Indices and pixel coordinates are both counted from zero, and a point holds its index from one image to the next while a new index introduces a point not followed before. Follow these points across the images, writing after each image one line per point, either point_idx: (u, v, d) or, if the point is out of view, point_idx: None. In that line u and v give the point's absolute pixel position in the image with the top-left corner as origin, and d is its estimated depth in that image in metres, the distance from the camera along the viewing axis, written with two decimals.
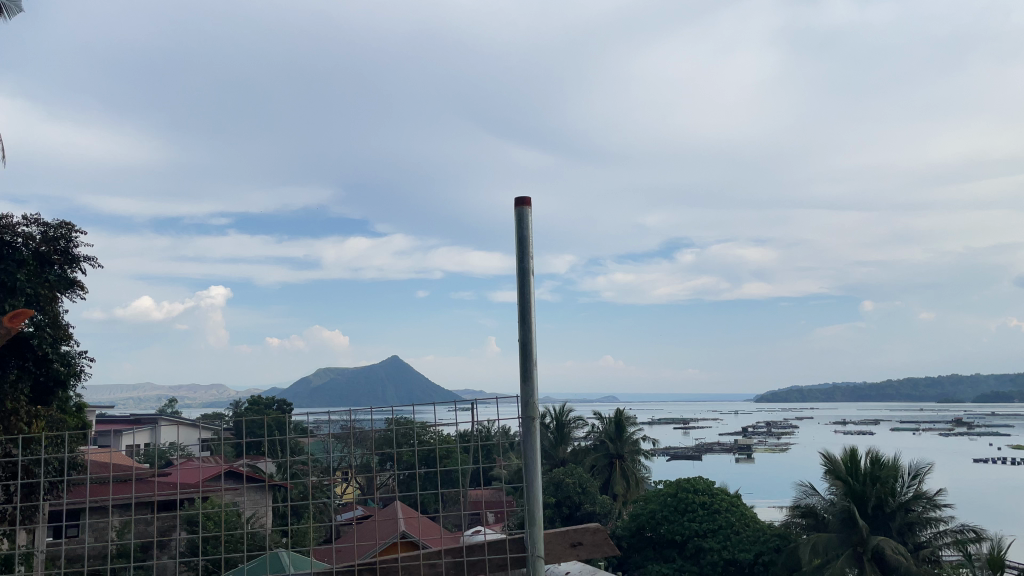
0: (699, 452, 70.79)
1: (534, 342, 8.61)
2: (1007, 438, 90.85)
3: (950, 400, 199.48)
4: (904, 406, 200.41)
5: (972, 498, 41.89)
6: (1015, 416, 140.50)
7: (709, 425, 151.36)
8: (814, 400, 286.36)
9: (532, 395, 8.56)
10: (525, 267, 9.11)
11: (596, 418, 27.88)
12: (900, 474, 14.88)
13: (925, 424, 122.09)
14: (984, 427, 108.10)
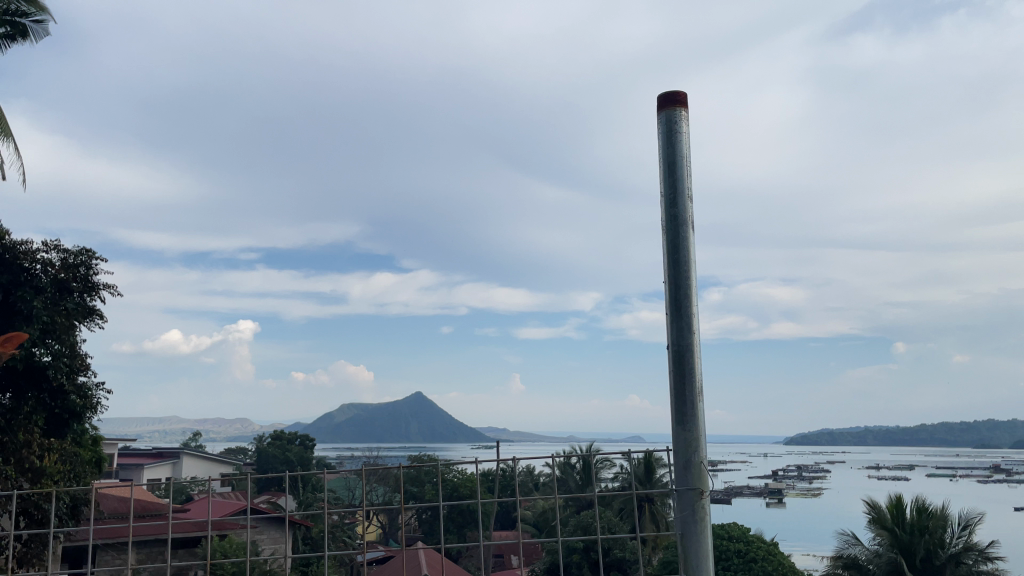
0: (728, 495, 69.42)
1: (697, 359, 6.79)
2: None
3: (988, 446, 193.99)
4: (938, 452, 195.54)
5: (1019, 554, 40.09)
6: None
7: (738, 467, 148.78)
8: (846, 444, 280.52)
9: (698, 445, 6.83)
10: (677, 216, 7.03)
11: (623, 458, 27.33)
12: (950, 524, 14.15)
13: (963, 470, 119.04)
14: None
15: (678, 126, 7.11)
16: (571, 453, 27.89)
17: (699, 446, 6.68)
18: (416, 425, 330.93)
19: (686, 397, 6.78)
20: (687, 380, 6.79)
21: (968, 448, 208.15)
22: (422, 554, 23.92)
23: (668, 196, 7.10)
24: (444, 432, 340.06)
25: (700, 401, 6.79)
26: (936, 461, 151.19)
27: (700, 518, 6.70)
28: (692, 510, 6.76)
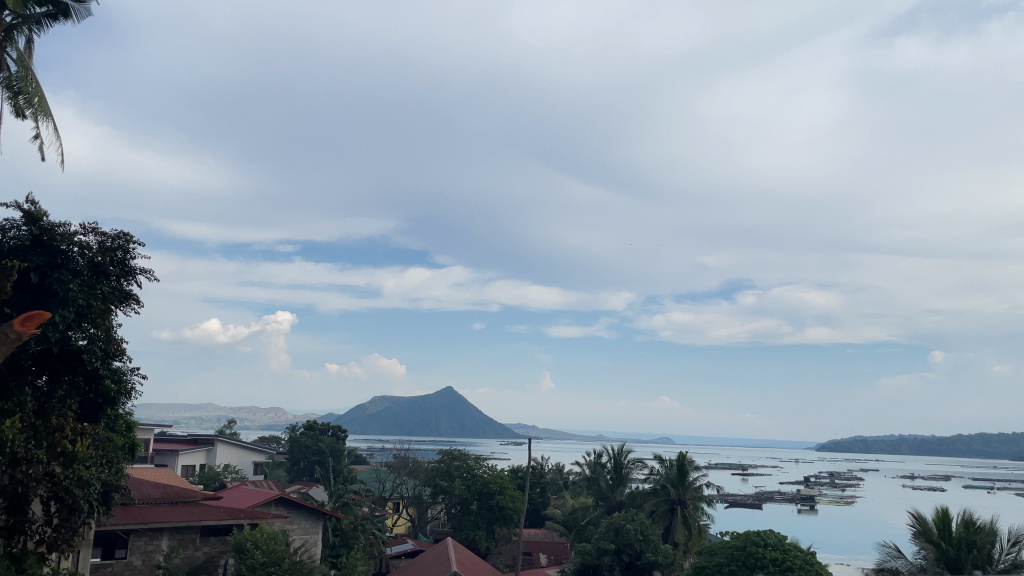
0: (758, 501, 68.75)
1: None
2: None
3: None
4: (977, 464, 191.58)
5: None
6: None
7: (770, 472, 147.27)
8: (880, 452, 276.08)
9: None
10: None
11: (655, 460, 27.08)
12: (999, 541, 13.72)
13: (1002, 483, 116.34)
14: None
15: None
16: (600, 454, 27.79)
17: None
18: (447, 419, 332.23)
19: None
20: None
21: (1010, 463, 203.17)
22: (451, 547, 23.87)
23: None
24: (473, 427, 341.01)
25: None
26: (975, 473, 147.93)
27: None
28: None
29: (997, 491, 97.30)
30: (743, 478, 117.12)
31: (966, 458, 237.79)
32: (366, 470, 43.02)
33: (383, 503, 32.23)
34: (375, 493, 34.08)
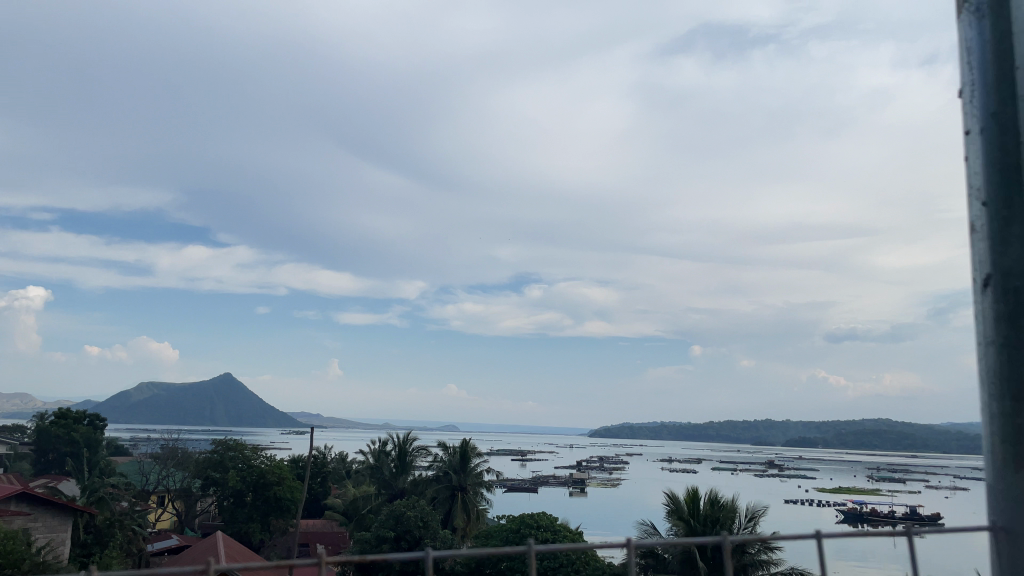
0: (534, 485, 72.02)
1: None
2: (815, 484, 99.15)
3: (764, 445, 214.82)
4: (722, 447, 214.28)
5: (801, 558, 44.54)
6: (816, 465, 152.61)
7: (546, 458, 154.65)
8: (644, 438, 300.24)
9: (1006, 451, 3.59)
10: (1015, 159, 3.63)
11: (438, 448, 27.48)
12: (737, 516, 15.50)
13: (742, 465, 131.09)
14: (794, 473, 117.58)
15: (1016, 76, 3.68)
16: (385, 442, 27.79)
17: None
18: (222, 407, 314.38)
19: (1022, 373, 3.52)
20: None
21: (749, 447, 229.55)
22: (221, 541, 22.68)
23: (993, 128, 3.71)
24: (252, 415, 325.71)
25: None
26: (721, 456, 165.30)
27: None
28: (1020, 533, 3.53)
29: (738, 473, 109.60)
30: (521, 464, 122.15)
31: (715, 443, 264.92)
32: (127, 461, 39.60)
33: (146, 498, 29.90)
34: (136, 487, 31.50)
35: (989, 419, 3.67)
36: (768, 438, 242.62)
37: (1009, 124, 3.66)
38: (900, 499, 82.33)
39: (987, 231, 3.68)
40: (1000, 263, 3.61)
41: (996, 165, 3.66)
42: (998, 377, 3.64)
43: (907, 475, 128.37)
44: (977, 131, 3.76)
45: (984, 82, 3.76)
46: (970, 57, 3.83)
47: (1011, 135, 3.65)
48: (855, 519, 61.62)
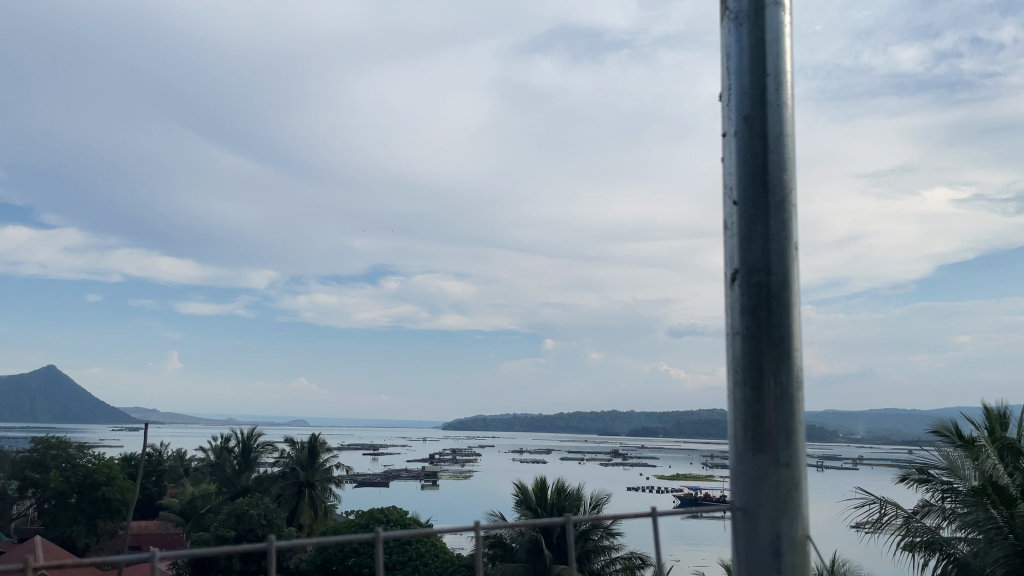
0: (385, 479, 71.21)
1: (792, 310, 3.57)
2: (655, 471, 104.54)
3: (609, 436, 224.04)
4: (570, 439, 221.33)
5: (639, 542, 46.96)
6: (656, 454, 161.07)
7: (398, 452, 153.50)
8: (496, 430, 305.06)
9: (747, 435, 3.53)
10: (763, 146, 3.64)
11: (286, 444, 26.59)
12: (582, 504, 16.04)
13: (589, 455, 135.96)
14: (635, 462, 123.33)
15: (766, 68, 3.71)
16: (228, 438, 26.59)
17: (793, 458, 3.47)
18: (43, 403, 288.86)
19: (765, 367, 3.50)
20: (769, 356, 3.49)
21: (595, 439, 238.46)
22: (37, 546, 20.81)
23: (744, 115, 3.71)
24: (78, 412, 301.45)
25: (796, 409, 3.55)
26: (569, 447, 170.76)
27: (788, 524, 3.46)
28: (765, 524, 3.47)
29: (584, 463, 113.56)
30: (372, 458, 120.43)
31: (563, 435, 273.32)
32: None
33: None
34: None
35: (734, 408, 3.58)
36: (613, 429, 252.99)
37: (758, 126, 3.67)
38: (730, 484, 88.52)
39: (736, 228, 3.66)
40: (746, 263, 3.60)
41: (748, 164, 3.66)
42: (742, 371, 3.58)
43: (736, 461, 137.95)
44: (731, 132, 3.75)
45: (739, 80, 3.76)
46: (725, 53, 3.83)
47: (760, 138, 3.66)
48: (691, 504, 65.67)
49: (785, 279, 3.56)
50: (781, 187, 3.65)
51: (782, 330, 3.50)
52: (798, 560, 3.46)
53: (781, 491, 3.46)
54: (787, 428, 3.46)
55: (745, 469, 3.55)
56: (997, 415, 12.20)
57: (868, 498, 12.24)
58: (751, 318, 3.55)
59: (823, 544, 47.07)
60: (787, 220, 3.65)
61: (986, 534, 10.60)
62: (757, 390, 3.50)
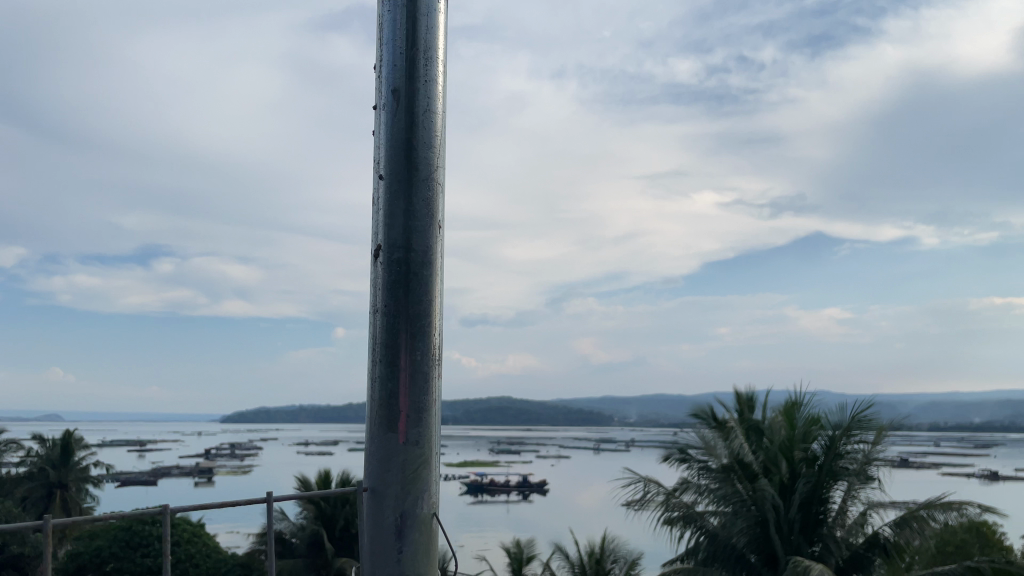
0: (154, 477, 66.06)
1: (434, 281, 2.98)
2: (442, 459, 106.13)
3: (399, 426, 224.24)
4: (360, 428, 218.82)
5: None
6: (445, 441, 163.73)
7: (171, 446, 143.34)
8: (282, 422, 294.29)
9: (375, 417, 2.90)
10: (410, 103, 2.99)
11: (34, 443, 23.89)
12: None
13: (378, 445, 135.29)
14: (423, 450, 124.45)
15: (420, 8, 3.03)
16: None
17: (422, 443, 2.87)
18: None
19: (401, 347, 2.87)
20: (405, 332, 2.87)
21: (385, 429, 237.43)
22: None
23: (392, 60, 3.03)
24: None
25: (433, 392, 2.95)
26: (358, 437, 168.89)
27: (418, 516, 2.86)
28: (389, 523, 2.84)
29: None
30: (138, 454, 110.89)
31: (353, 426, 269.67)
32: None
33: None
34: None
35: (367, 388, 2.93)
36: None
37: (406, 102, 2.99)
38: (513, 469, 91.86)
39: (379, 203, 2.98)
40: (389, 237, 2.95)
41: (395, 129, 2.99)
42: (378, 350, 2.93)
43: (521, 446, 143.70)
44: (381, 105, 3.03)
45: (391, 52, 3.02)
46: (376, 22, 3.04)
47: (407, 112, 2.99)
48: (476, 490, 66.81)
49: (427, 248, 2.95)
50: (429, 150, 3.01)
51: (420, 307, 2.90)
52: (425, 552, 2.87)
53: (410, 489, 2.85)
54: (421, 408, 2.86)
55: (370, 460, 2.90)
56: (745, 397, 13.43)
57: (635, 478, 13.08)
58: (388, 291, 2.90)
59: (593, 522, 50.33)
60: (435, 200, 3.04)
61: (733, 506, 12.03)
62: (390, 370, 2.88)
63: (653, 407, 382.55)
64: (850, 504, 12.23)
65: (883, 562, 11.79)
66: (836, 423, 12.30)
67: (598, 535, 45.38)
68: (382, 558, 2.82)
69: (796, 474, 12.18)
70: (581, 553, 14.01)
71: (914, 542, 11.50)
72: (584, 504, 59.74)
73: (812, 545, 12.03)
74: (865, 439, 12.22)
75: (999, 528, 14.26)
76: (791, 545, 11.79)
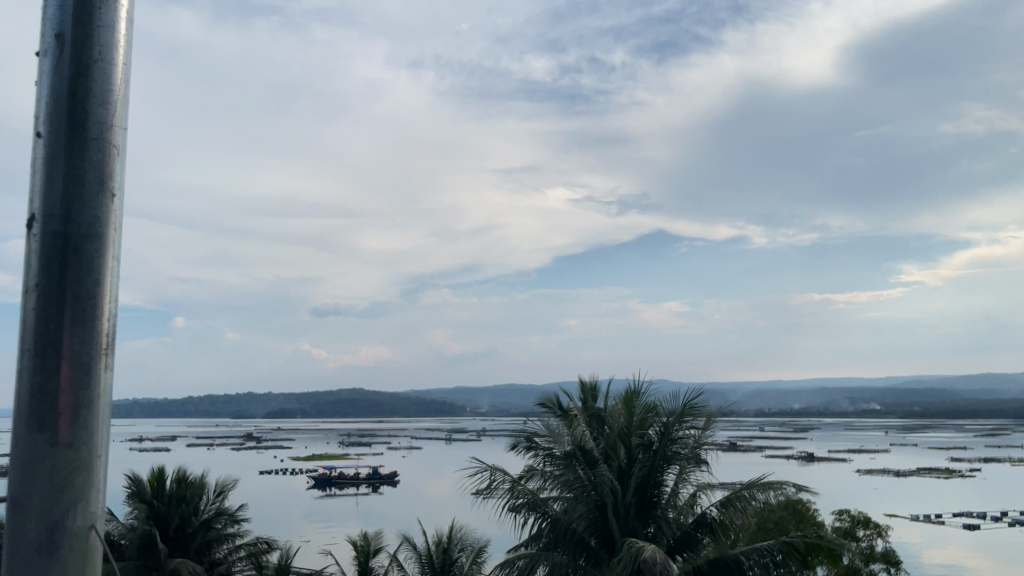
0: None
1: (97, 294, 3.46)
2: (290, 453, 103.11)
3: (245, 422, 215.16)
4: (201, 424, 207.99)
5: (268, 527, 45.43)
6: (293, 435, 158.95)
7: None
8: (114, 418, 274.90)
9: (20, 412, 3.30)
10: (74, 135, 3.44)
11: None
12: (206, 492, 15.66)
13: (220, 440, 129.44)
14: (270, 445, 120.38)
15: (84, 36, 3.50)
16: None
17: (85, 445, 3.32)
18: None
19: (54, 359, 3.30)
20: (59, 333, 3.31)
21: (229, 423, 227.14)
22: None
23: (62, 91, 3.47)
24: None
25: (97, 394, 3.43)
26: (198, 433, 160.58)
27: (68, 505, 3.30)
28: (43, 500, 3.27)
29: (213, 448, 107.60)
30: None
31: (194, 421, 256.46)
32: None
33: None
34: None
35: (17, 387, 3.29)
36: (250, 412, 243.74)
37: (71, 130, 3.44)
38: (365, 461, 90.81)
39: (34, 221, 3.40)
40: (45, 207, 3.41)
41: (51, 158, 3.42)
42: (29, 349, 3.33)
43: (372, 438, 142.15)
44: (38, 134, 3.45)
45: (51, 76, 3.47)
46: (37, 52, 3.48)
47: (72, 142, 3.43)
48: (324, 484, 65.60)
49: (94, 257, 3.42)
50: (93, 169, 3.48)
51: (80, 311, 3.36)
52: (78, 543, 3.33)
53: (67, 479, 3.30)
54: (76, 404, 3.30)
55: (18, 456, 3.28)
56: (589, 386, 13.88)
57: (482, 467, 13.30)
58: (47, 305, 3.33)
59: (442, 511, 50.87)
60: (106, 212, 3.51)
61: (574, 492, 12.46)
62: (44, 376, 3.29)
63: (507, 398, 388.74)
64: (682, 486, 13.03)
65: (710, 540, 12.65)
66: (670, 410, 13.00)
67: (446, 525, 45.65)
68: (22, 549, 3.23)
69: (633, 459, 12.76)
70: (428, 543, 14.05)
71: (737, 521, 12.39)
72: (434, 494, 60.22)
73: (646, 526, 12.67)
74: (696, 425, 13.02)
75: (813, 504, 15.61)
76: (627, 527, 12.40)
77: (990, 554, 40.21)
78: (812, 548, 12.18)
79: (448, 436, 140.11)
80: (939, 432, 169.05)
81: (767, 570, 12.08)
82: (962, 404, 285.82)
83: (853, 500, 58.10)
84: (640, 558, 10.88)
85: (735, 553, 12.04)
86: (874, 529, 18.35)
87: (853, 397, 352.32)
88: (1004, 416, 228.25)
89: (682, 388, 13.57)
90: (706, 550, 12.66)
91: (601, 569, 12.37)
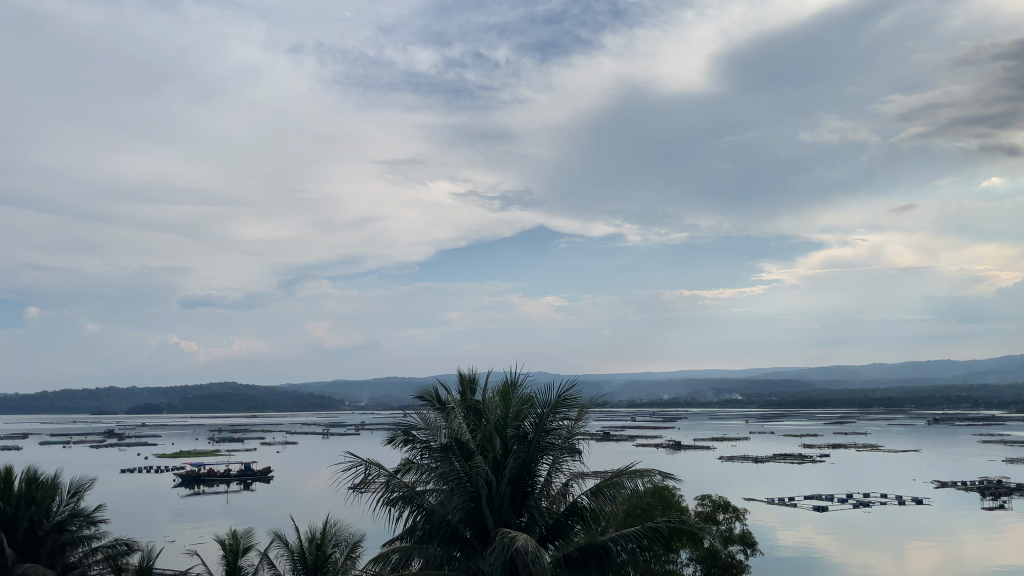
0: None
1: None
2: (156, 451, 98.08)
3: (107, 419, 202.68)
4: (57, 421, 194.23)
5: (129, 528, 43.15)
6: (159, 431, 150.94)
7: None
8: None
9: None
10: None
11: None
12: (60, 494, 14.80)
13: (76, 437, 121.30)
14: (133, 442, 114.05)
15: None
16: None
17: None
18: None
19: None
20: None
21: (90, 420, 213.38)
22: None
23: None
24: None
25: None
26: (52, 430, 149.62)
27: None
28: None
29: (69, 447, 100.75)
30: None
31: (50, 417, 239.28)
32: None
33: None
34: None
35: None
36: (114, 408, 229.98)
37: None
38: (237, 458, 87.83)
39: None
40: None
41: None
42: None
43: (246, 434, 137.26)
44: None
45: None
46: None
47: None
48: (191, 482, 63.55)
49: None
50: None
51: None
52: None
53: None
54: None
55: None
56: (468, 378, 13.93)
57: (357, 461, 13.17)
58: None
59: (317, 507, 50.07)
60: None
61: (450, 484, 12.53)
62: None
63: (390, 392, 385.16)
64: (554, 476, 13.35)
65: (582, 527, 13.06)
66: (545, 401, 13.27)
67: (320, 520, 44.96)
68: None
69: (509, 450, 12.95)
70: (300, 539, 13.80)
71: (607, 508, 12.84)
72: (308, 488, 59.50)
73: (520, 516, 12.92)
74: (568, 416, 13.36)
75: (679, 490, 16.37)
76: (501, 517, 12.60)
77: (834, 533, 43.46)
78: (676, 533, 12.78)
79: (325, 431, 137.18)
80: (794, 421, 180.80)
81: (635, 554, 12.57)
82: (817, 395, 306.34)
83: (716, 486, 61.41)
84: (513, 547, 11.07)
85: (604, 540, 12.49)
86: (733, 512, 19.48)
87: (721, 389, 370.81)
88: (852, 405, 246.76)
89: (557, 381, 13.89)
90: (578, 537, 13.06)
91: (475, 560, 12.51)
